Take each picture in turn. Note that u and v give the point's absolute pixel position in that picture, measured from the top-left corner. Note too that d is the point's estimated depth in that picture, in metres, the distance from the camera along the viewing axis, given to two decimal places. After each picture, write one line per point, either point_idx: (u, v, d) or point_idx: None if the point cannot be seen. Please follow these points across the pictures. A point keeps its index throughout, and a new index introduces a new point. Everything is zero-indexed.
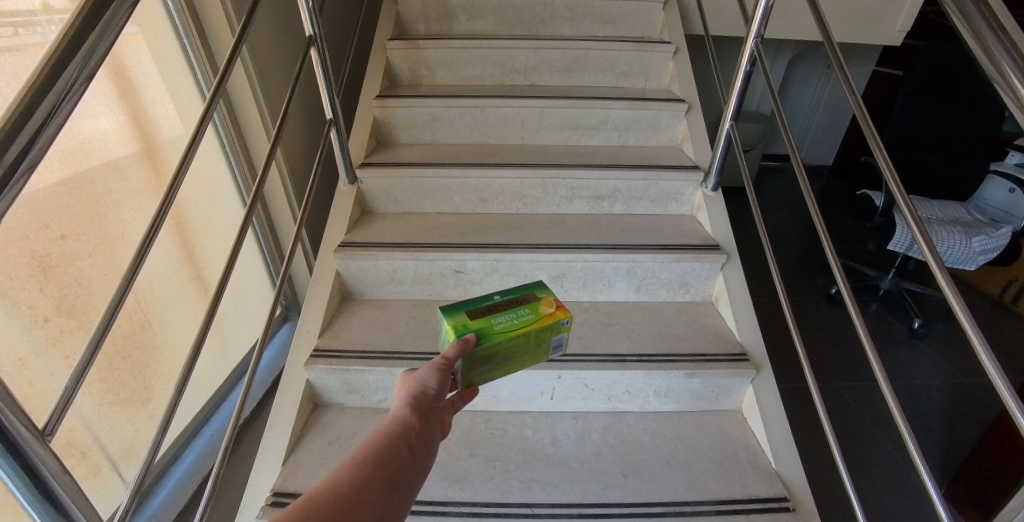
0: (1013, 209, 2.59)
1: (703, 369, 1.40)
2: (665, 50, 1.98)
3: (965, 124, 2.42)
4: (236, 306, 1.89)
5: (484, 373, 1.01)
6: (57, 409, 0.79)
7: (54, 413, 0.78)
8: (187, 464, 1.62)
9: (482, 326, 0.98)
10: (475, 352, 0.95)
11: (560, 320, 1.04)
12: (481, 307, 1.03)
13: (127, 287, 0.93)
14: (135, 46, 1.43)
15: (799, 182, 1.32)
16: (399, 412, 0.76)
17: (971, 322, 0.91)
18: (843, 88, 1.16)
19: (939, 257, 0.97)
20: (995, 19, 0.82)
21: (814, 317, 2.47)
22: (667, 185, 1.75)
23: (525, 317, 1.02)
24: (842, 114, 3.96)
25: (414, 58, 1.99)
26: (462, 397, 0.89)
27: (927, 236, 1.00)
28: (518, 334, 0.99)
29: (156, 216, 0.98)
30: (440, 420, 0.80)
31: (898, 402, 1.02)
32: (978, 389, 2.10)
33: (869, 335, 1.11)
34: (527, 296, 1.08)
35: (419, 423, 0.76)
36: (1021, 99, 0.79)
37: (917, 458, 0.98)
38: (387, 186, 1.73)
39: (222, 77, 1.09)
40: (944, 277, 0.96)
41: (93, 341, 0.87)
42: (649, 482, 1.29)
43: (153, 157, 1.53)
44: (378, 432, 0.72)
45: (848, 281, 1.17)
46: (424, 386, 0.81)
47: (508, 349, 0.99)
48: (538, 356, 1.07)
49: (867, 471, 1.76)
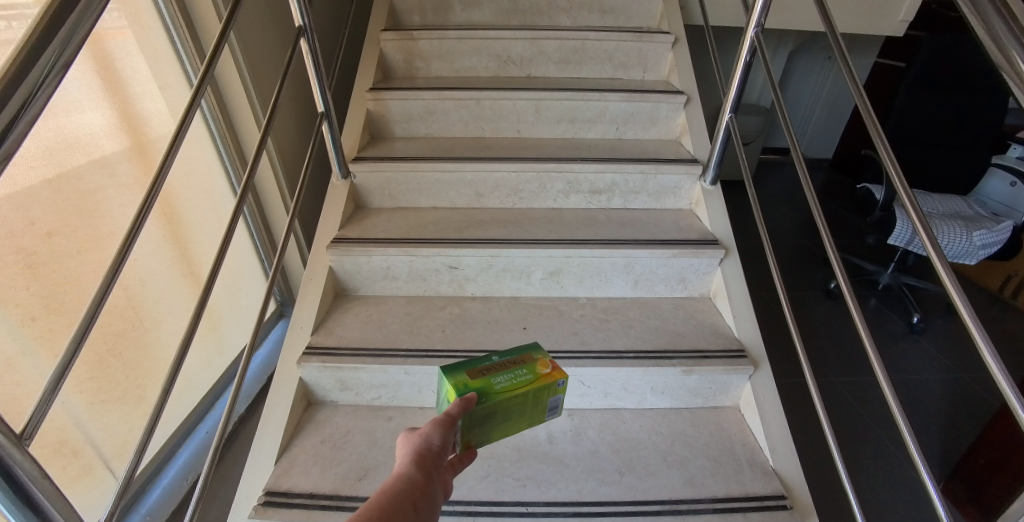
0: (1015, 203, 2.56)
1: (701, 365, 1.38)
2: (664, 41, 1.95)
3: (968, 116, 2.39)
4: (230, 301, 1.87)
5: (484, 434, 0.99)
6: (33, 417, 0.76)
7: (31, 419, 0.76)
8: (182, 463, 1.59)
9: (482, 386, 0.95)
10: (475, 412, 0.93)
11: (559, 381, 1.01)
12: (479, 367, 0.99)
13: (112, 282, 0.92)
14: (123, 39, 1.39)
15: (799, 175, 1.30)
16: (403, 469, 0.74)
17: (973, 318, 0.89)
18: (846, 79, 1.14)
19: (941, 251, 0.96)
20: (1007, 5, 0.79)
21: (813, 311, 2.46)
22: (665, 178, 1.72)
23: (523, 378, 0.99)
24: (841, 107, 3.93)
25: (409, 50, 1.96)
26: (462, 458, 0.86)
27: (930, 229, 0.99)
28: (518, 396, 0.96)
29: (138, 212, 0.96)
30: (442, 479, 0.78)
31: (899, 400, 1.01)
32: (977, 383, 2.09)
33: (869, 331, 1.10)
34: (524, 355, 1.04)
35: (424, 481, 0.74)
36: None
37: (917, 455, 0.98)
38: (381, 181, 1.70)
39: (210, 63, 1.08)
40: (947, 273, 0.94)
41: (76, 340, 0.85)
42: (646, 480, 1.28)
43: (143, 152, 1.51)
44: (384, 489, 0.70)
45: (848, 276, 1.16)
46: (426, 441, 0.79)
47: (507, 409, 0.97)
48: (536, 415, 1.04)
49: (864, 466, 1.76)
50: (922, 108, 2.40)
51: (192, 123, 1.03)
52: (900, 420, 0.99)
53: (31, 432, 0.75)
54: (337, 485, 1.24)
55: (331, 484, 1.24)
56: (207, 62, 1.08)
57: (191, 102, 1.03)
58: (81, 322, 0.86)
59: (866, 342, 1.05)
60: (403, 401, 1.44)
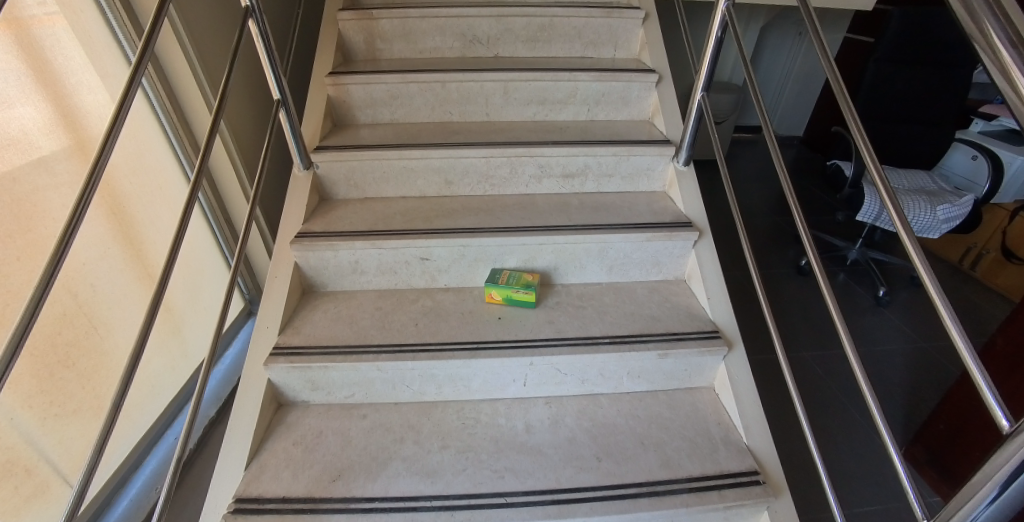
0: (975, 177, 2.61)
1: (676, 348, 1.38)
2: (634, 17, 1.90)
3: (935, 87, 2.40)
4: (192, 301, 1.81)
5: None
6: (3, 357, 0.81)
7: (5, 355, 0.81)
8: (149, 471, 1.57)
9: None
10: None
11: None
12: None
13: (47, 289, 0.88)
14: (52, 28, 1.29)
15: (772, 155, 1.28)
16: None
17: (937, 289, 0.89)
18: (819, 56, 1.11)
19: (909, 226, 0.96)
20: (1002, 7, 0.76)
21: (784, 287, 2.49)
22: (638, 160, 1.70)
23: None
24: (813, 83, 3.93)
25: (370, 30, 1.88)
26: None
27: (897, 202, 0.98)
28: None
29: (78, 200, 0.92)
30: None
31: (866, 376, 1.02)
32: (941, 352, 2.14)
33: (838, 305, 1.10)
34: None
35: None
36: (1014, 82, 0.75)
37: (883, 428, 0.99)
38: (346, 171, 1.64)
39: (148, 40, 1.02)
40: (915, 248, 0.94)
41: (10, 351, 0.82)
42: (623, 464, 1.26)
43: (86, 150, 1.42)
44: None
45: (817, 251, 1.15)
46: None
47: None
48: None
49: (834, 437, 1.80)
50: (890, 80, 2.40)
51: (131, 108, 0.98)
52: (867, 393, 1.00)
53: (3, 369, 0.81)
54: (310, 488, 1.21)
55: (303, 487, 1.21)
56: (145, 37, 1.03)
57: (128, 85, 0.97)
58: (7, 344, 0.82)
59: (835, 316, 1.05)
60: (377, 398, 1.41)
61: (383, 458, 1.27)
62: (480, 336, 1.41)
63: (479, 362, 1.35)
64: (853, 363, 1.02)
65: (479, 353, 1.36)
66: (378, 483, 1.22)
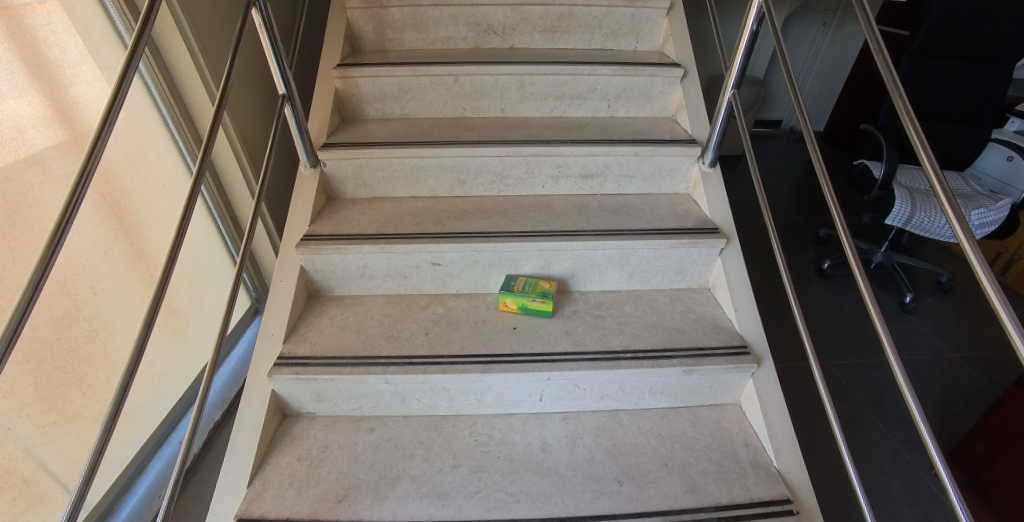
0: (1010, 179, 2.51)
1: (702, 365, 1.30)
2: (658, 7, 1.80)
3: (969, 85, 2.30)
4: (196, 299, 1.74)
5: None
6: (3, 337, 0.77)
7: (3, 341, 0.77)
8: (154, 475, 1.52)
9: None
10: None
11: None
12: None
13: (35, 296, 0.81)
14: (46, 16, 1.21)
15: (812, 160, 1.18)
16: None
17: (1006, 306, 0.83)
18: (880, 64, 1.04)
19: (973, 237, 0.88)
20: None
21: (806, 291, 2.40)
22: (661, 161, 1.60)
23: None
24: (836, 75, 3.82)
25: (380, 19, 1.79)
26: None
27: (959, 210, 0.90)
28: None
29: (71, 194, 0.85)
30: None
31: (911, 387, 0.95)
32: (972, 364, 2.05)
33: (882, 317, 1.02)
34: None
35: None
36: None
37: (936, 455, 0.92)
38: (354, 169, 1.56)
39: (144, 24, 0.95)
40: (979, 260, 0.87)
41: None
42: (647, 489, 1.19)
43: (82, 144, 1.34)
44: None
45: (858, 257, 1.07)
46: None
47: None
48: None
49: (864, 452, 1.72)
50: (923, 78, 2.30)
51: (125, 98, 0.91)
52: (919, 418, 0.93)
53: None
54: (315, 510, 1.15)
55: (308, 508, 1.15)
56: (140, 20, 0.96)
57: (123, 74, 0.90)
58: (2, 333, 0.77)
59: (882, 331, 0.98)
60: (385, 411, 1.34)
61: (392, 477, 1.21)
62: (494, 348, 1.33)
63: (493, 377, 1.28)
64: (904, 384, 0.95)
65: (494, 367, 1.28)
66: (386, 505, 1.16)
